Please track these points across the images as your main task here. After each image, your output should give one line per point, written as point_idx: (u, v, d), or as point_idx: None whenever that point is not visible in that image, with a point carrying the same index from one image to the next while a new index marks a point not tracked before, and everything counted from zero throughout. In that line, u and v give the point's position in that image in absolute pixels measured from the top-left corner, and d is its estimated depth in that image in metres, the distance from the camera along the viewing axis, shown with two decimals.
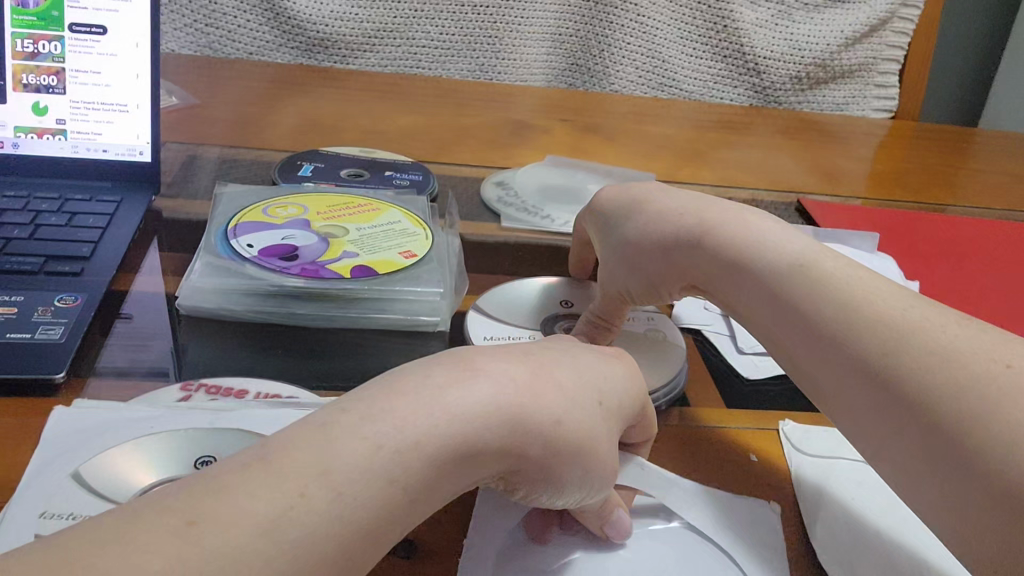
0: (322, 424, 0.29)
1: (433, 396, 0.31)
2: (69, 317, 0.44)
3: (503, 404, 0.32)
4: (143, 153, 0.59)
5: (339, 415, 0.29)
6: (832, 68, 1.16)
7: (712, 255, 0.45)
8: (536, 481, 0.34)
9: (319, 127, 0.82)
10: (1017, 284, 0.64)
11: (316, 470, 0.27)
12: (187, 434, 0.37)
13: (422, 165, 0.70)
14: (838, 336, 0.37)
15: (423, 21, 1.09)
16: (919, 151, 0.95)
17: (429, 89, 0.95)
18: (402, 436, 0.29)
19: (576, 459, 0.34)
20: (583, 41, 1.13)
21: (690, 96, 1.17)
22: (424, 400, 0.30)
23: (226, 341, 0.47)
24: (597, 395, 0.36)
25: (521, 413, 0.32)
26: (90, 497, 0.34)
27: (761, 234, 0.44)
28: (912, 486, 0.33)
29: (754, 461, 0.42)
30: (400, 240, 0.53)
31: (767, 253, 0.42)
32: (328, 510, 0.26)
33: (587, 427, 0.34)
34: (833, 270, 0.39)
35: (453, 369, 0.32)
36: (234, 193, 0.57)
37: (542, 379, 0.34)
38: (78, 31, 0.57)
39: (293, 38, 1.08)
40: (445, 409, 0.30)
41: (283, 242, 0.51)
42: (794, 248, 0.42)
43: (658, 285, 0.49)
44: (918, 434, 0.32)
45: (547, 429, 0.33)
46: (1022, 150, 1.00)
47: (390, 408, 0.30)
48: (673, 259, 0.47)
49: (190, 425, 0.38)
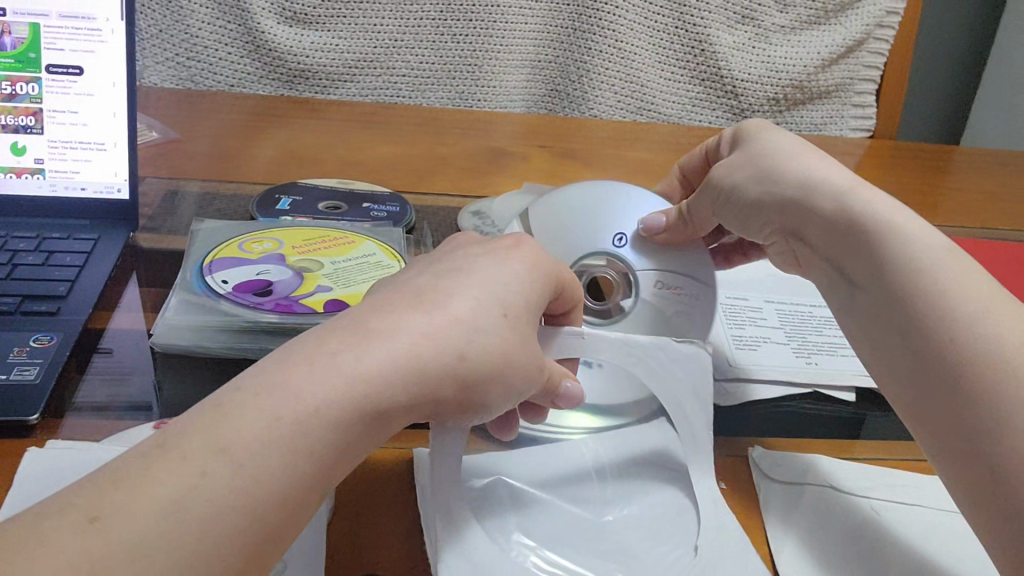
0: (218, 406, 0.30)
1: (326, 361, 0.31)
2: (45, 357, 0.45)
3: (406, 359, 0.32)
4: (121, 191, 0.60)
5: (233, 395, 0.30)
6: (809, 89, 1.18)
7: (822, 219, 0.45)
8: (461, 413, 0.35)
9: (300, 159, 0.83)
10: None
11: (219, 456, 0.28)
12: None
13: (399, 195, 0.71)
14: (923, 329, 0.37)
15: (403, 50, 1.11)
16: (895, 170, 0.96)
17: (410, 118, 0.96)
18: (299, 405, 0.30)
19: (498, 382, 0.35)
20: (563, 67, 1.16)
21: (669, 119, 1.19)
22: (318, 367, 0.31)
23: (201, 378, 0.47)
24: (501, 305, 0.35)
25: (420, 354, 0.32)
26: None
27: (877, 200, 0.44)
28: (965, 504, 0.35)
29: (723, 489, 0.42)
30: (375, 273, 0.53)
31: (872, 225, 0.42)
32: (232, 488, 0.28)
33: (500, 348, 0.35)
34: (921, 253, 0.40)
35: (350, 334, 0.32)
36: (210, 229, 0.58)
37: (439, 314, 0.34)
38: (54, 72, 0.58)
39: (274, 69, 1.10)
40: (340, 372, 0.31)
41: (258, 278, 0.51)
42: (899, 221, 0.42)
43: (763, 222, 0.50)
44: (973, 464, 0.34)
45: (454, 362, 0.33)
46: (997, 168, 1.01)
47: (285, 379, 0.30)
48: (782, 209, 0.48)
49: None
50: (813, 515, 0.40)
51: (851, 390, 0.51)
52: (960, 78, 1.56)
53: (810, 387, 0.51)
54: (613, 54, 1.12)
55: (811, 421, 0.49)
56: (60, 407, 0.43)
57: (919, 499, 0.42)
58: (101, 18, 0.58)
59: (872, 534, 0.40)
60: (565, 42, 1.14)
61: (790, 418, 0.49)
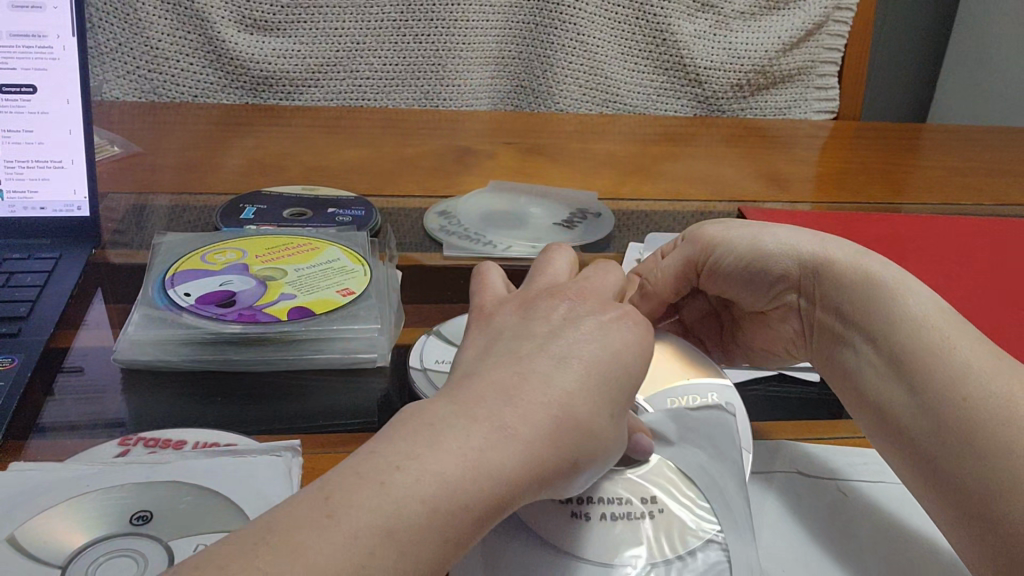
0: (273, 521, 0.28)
1: (377, 473, 0.29)
2: (7, 380, 0.45)
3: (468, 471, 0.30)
4: (81, 209, 0.60)
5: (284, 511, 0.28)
6: (773, 73, 1.19)
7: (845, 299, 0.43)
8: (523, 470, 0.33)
9: (265, 168, 0.82)
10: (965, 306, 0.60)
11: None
12: (124, 490, 0.38)
13: (365, 199, 0.71)
14: (923, 402, 0.37)
15: (366, 53, 1.11)
16: (861, 151, 0.97)
17: (376, 121, 0.96)
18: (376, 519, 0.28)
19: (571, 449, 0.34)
20: (526, 63, 1.16)
21: (635, 110, 1.19)
22: (369, 477, 0.29)
23: (167, 393, 0.47)
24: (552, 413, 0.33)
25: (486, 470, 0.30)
26: (24, 561, 0.34)
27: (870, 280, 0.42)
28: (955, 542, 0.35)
29: None
30: (338, 279, 0.53)
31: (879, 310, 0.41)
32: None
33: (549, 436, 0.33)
34: (929, 337, 0.38)
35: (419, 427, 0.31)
36: (173, 242, 0.58)
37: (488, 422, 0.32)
38: (7, 92, 0.57)
39: (237, 78, 1.09)
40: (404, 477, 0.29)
41: (220, 288, 0.51)
42: (912, 299, 0.40)
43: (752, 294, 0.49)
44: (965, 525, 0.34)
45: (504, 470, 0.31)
46: (961, 143, 1.02)
47: (351, 494, 0.29)
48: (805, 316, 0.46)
49: (126, 481, 0.38)
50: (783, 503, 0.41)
51: (815, 369, 0.52)
52: (926, 57, 1.57)
53: (774, 370, 0.52)
54: (574, 47, 1.13)
55: (777, 403, 0.49)
56: (27, 428, 0.43)
57: (885, 475, 0.43)
58: (51, 34, 0.58)
59: (838, 515, 0.40)
60: (527, 38, 1.14)
61: (756, 399, 0.49)
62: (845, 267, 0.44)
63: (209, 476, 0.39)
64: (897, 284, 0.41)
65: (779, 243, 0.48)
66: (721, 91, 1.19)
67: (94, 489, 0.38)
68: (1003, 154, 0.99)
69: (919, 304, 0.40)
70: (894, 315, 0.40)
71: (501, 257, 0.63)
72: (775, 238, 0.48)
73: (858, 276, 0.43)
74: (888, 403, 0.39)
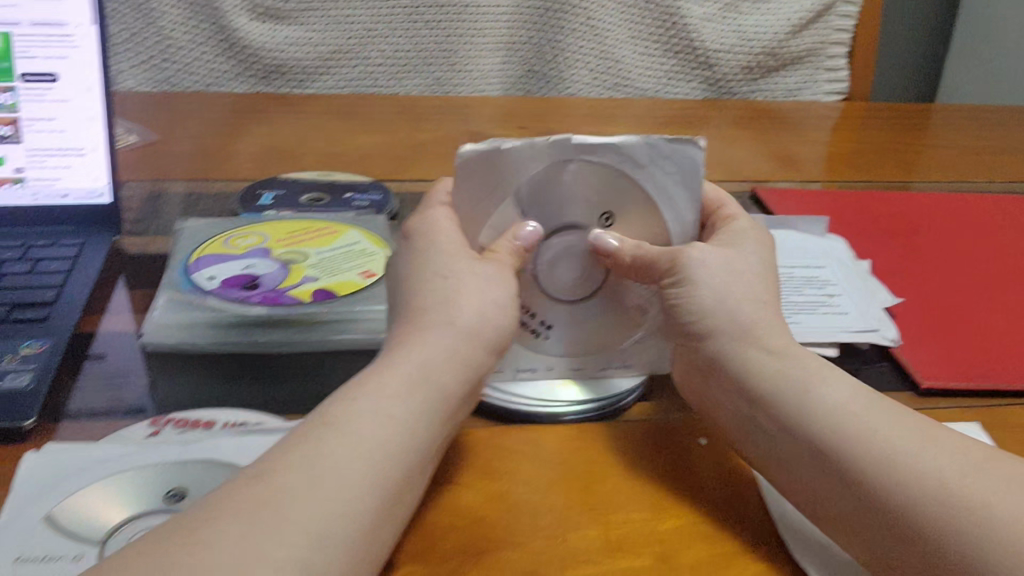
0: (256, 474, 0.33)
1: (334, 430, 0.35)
2: (37, 364, 0.45)
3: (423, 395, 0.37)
4: (103, 195, 0.60)
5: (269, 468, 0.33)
6: (781, 55, 1.18)
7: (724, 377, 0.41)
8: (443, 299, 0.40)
9: (281, 155, 0.83)
10: (998, 294, 0.59)
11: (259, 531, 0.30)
12: (159, 469, 0.39)
13: (381, 184, 0.72)
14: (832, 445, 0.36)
15: (377, 39, 1.11)
16: (873, 132, 0.97)
17: (388, 107, 0.97)
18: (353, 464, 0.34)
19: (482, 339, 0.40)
20: (536, 48, 1.15)
21: (644, 94, 1.19)
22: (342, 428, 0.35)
23: (192, 375, 0.47)
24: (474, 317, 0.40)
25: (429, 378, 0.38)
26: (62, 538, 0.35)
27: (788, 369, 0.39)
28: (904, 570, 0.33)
29: (704, 446, 0.43)
30: (359, 261, 0.54)
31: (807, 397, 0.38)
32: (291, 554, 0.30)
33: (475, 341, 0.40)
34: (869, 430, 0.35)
35: (364, 374, 0.38)
36: (195, 227, 0.59)
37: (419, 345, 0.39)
38: (29, 81, 0.58)
39: (248, 66, 1.10)
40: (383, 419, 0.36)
41: (244, 272, 0.52)
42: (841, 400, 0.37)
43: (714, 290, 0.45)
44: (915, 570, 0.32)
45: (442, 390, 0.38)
46: (974, 123, 1.02)
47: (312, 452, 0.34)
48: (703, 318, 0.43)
49: (159, 460, 0.39)
50: None
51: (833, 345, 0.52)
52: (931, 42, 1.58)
53: None
54: (585, 31, 1.13)
55: None
56: (58, 411, 0.44)
57: None
58: (71, 23, 0.58)
59: None
60: (538, 22, 1.14)
61: None
62: (771, 376, 0.39)
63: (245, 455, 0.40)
64: (803, 380, 0.39)
65: (760, 275, 0.43)
66: (732, 72, 1.19)
67: (129, 469, 0.39)
68: (1014, 132, 0.99)
69: (833, 397, 0.37)
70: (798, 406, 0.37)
71: None
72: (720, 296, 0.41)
73: (767, 375, 0.39)
74: (816, 497, 0.36)
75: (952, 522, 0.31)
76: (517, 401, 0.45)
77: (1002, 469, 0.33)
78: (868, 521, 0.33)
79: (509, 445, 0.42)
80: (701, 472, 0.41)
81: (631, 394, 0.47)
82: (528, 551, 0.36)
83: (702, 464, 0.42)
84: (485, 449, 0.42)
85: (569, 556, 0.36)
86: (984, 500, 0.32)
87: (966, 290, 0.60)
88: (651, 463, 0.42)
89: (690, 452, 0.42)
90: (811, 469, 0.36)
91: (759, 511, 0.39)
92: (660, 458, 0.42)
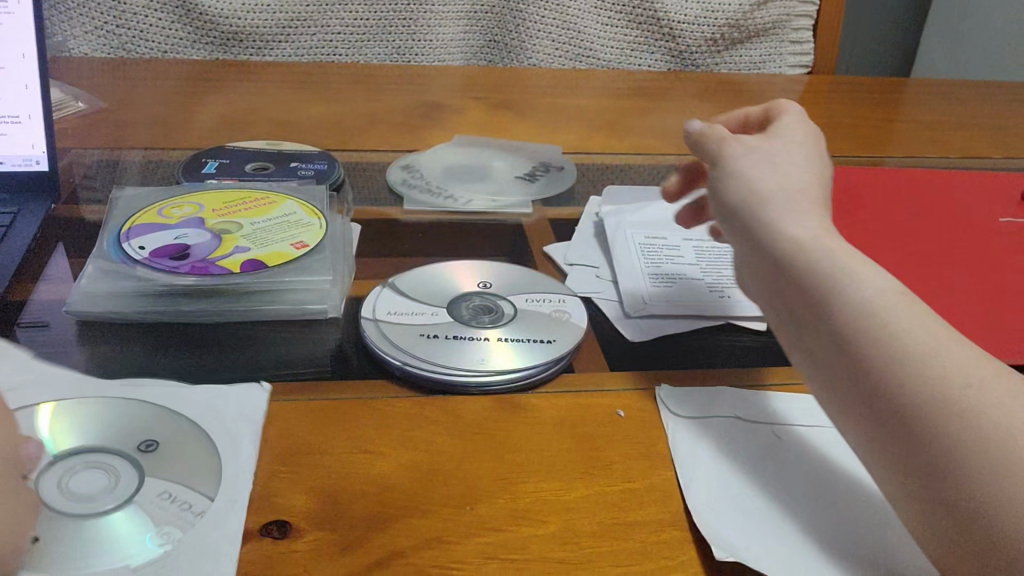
0: None
1: None
2: None
3: None
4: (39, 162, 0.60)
5: None
6: (746, 27, 1.18)
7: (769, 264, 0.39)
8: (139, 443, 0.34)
9: (232, 123, 0.82)
10: (932, 270, 0.60)
11: None
12: (71, 431, 0.38)
13: (328, 153, 0.71)
14: (856, 349, 0.35)
15: (336, 7, 1.10)
16: (832, 106, 0.98)
17: (347, 76, 0.96)
18: None
19: None
20: (499, 17, 1.14)
21: (607, 65, 1.18)
22: None
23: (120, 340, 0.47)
24: None
25: None
26: None
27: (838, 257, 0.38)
28: (918, 500, 0.33)
29: (621, 418, 0.43)
30: (293, 232, 0.54)
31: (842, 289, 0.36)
32: None
33: None
34: (901, 326, 0.34)
35: None
36: (131, 197, 0.58)
37: None
38: None
39: (206, 33, 1.08)
40: None
41: (175, 242, 0.52)
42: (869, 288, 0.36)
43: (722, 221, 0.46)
44: (932, 497, 0.32)
45: None
46: (933, 97, 1.02)
47: None
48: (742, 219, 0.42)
49: (74, 422, 0.39)
50: (718, 447, 0.41)
51: None
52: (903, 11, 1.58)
53: (723, 318, 0.53)
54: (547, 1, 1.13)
55: (723, 351, 0.50)
56: None
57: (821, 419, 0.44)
58: None
59: (769, 457, 0.41)
60: None
61: (702, 349, 0.50)
62: (814, 267, 0.37)
63: (163, 423, 0.40)
64: (833, 272, 0.37)
65: (811, 173, 0.44)
66: (695, 44, 1.19)
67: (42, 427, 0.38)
68: (974, 107, 0.99)
69: (866, 291, 0.36)
70: (836, 305, 0.36)
71: (458, 211, 0.64)
72: (751, 196, 0.42)
73: (802, 262, 0.38)
74: (847, 411, 0.35)
75: (974, 443, 0.31)
76: (444, 375, 0.45)
77: (1008, 379, 0.33)
78: (896, 448, 0.33)
79: (429, 417, 0.42)
80: (617, 445, 0.41)
81: (555, 364, 0.46)
82: (436, 520, 0.36)
83: (618, 436, 0.42)
84: (404, 419, 0.42)
85: (476, 526, 0.36)
86: (1002, 407, 0.32)
87: (902, 265, 0.60)
88: (569, 436, 0.42)
89: (607, 424, 0.43)
90: (838, 367, 0.35)
91: (671, 483, 0.39)
92: (580, 432, 0.42)
